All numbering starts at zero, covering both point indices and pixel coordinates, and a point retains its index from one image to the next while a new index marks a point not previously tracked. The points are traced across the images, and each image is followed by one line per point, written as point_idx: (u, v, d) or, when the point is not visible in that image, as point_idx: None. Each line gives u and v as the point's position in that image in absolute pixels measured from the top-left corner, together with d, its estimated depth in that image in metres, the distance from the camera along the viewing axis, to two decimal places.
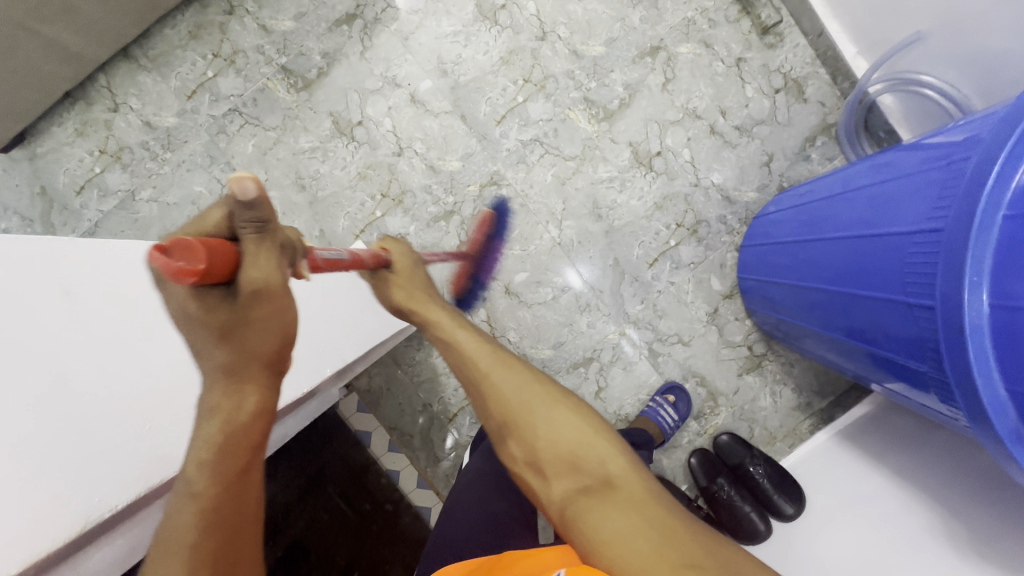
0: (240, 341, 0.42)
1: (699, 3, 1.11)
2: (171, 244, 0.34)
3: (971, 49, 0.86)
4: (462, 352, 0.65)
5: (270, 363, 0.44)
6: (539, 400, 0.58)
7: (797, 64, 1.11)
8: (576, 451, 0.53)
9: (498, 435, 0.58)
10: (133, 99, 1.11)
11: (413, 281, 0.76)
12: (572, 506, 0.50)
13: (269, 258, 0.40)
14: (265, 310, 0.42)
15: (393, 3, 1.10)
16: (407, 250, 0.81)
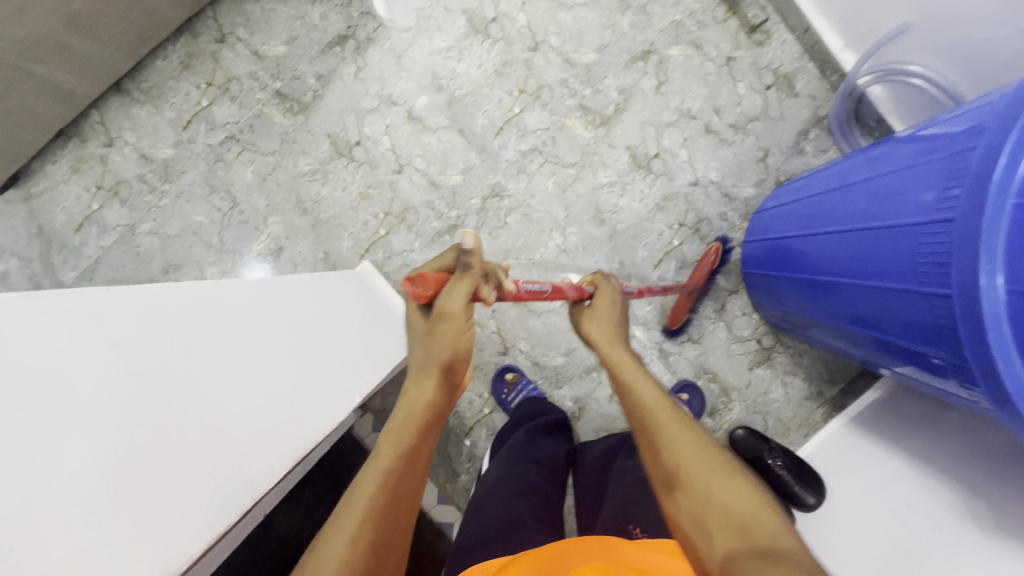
0: (432, 346, 0.54)
1: (687, 5, 1.12)
2: (416, 277, 0.50)
3: (955, 39, 0.88)
4: (637, 398, 0.59)
5: (444, 373, 0.55)
6: (716, 463, 0.50)
7: (786, 60, 1.13)
8: (749, 517, 0.45)
9: (662, 485, 0.52)
10: (128, 133, 1.10)
11: (607, 318, 0.73)
12: (735, 565, 0.42)
13: (461, 290, 0.52)
14: (452, 326, 0.53)
15: (385, 21, 1.10)
16: (615, 292, 0.77)
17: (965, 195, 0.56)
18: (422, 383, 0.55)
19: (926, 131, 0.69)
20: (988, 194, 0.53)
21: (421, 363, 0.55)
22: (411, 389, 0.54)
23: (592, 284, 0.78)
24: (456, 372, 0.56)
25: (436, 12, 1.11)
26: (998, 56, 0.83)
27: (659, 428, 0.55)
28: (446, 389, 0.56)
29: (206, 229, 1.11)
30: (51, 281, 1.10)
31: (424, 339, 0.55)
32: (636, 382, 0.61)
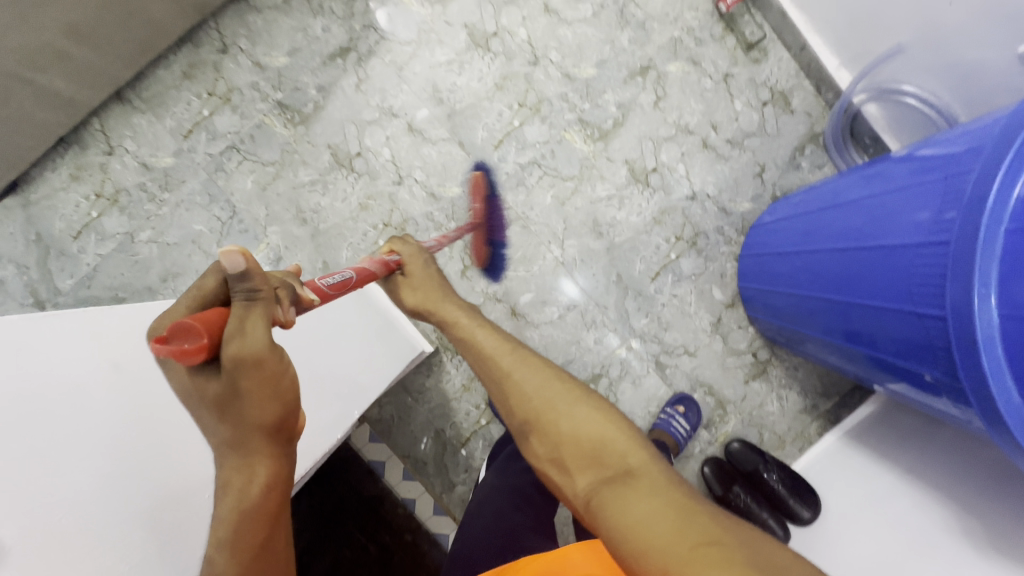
0: (237, 411, 0.42)
1: (685, 22, 1.14)
2: (169, 332, 0.38)
3: (949, 61, 0.89)
4: (484, 352, 0.69)
5: (273, 431, 0.44)
6: (560, 396, 0.60)
7: (782, 77, 1.14)
8: (597, 442, 0.54)
9: (521, 432, 0.61)
10: (128, 141, 1.10)
11: (424, 281, 0.83)
12: (600, 498, 0.50)
13: (257, 319, 0.41)
14: (256, 377, 0.41)
15: (387, 34, 1.11)
16: (415, 246, 0.87)
17: (959, 213, 0.56)
18: (229, 479, 0.43)
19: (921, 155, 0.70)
20: (981, 211, 0.53)
21: (233, 436, 0.43)
22: (234, 472, 0.43)
23: (399, 254, 0.85)
24: (290, 427, 0.45)
25: (438, 25, 1.11)
26: (990, 78, 0.85)
27: (505, 377, 0.65)
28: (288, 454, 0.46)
29: (206, 238, 1.12)
30: (50, 288, 1.11)
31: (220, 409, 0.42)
32: (480, 339, 0.71)
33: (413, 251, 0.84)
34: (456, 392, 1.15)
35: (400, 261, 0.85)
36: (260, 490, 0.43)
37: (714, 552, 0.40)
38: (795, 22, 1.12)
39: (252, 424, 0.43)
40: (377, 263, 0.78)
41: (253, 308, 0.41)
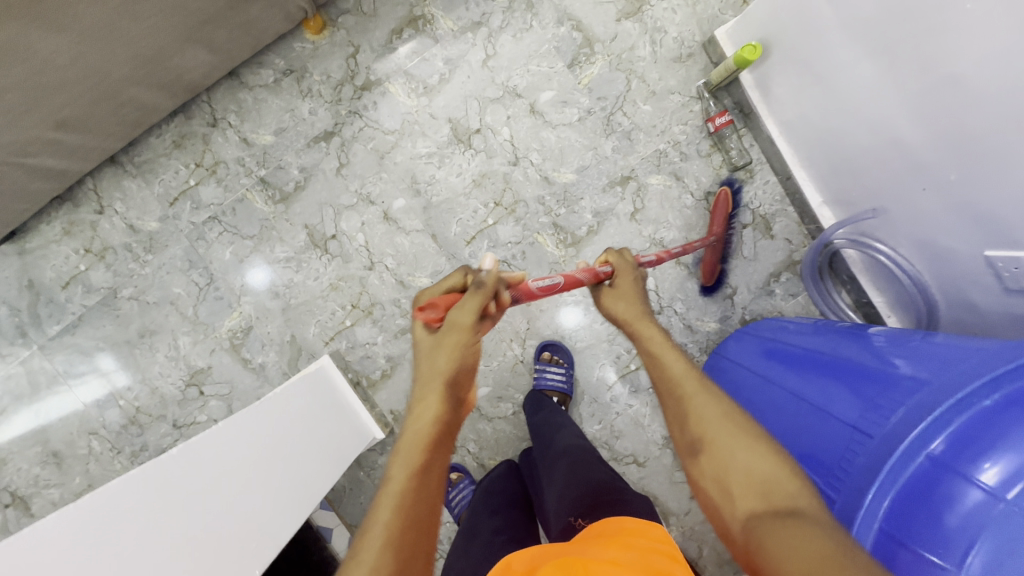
0: (432, 358, 0.56)
1: (672, 136, 1.12)
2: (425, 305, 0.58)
3: (921, 236, 0.86)
4: (665, 369, 0.59)
5: (449, 386, 0.56)
6: (744, 429, 0.51)
7: (766, 201, 1.12)
8: (768, 476, 0.47)
9: (688, 452, 0.53)
10: (118, 203, 1.15)
11: (628, 294, 0.71)
12: (759, 525, 0.44)
13: (472, 303, 0.58)
14: (458, 339, 0.56)
15: (371, 121, 1.12)
16: (628, 263, 0.75)
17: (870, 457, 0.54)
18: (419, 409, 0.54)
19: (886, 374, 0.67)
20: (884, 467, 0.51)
21: (425, 379, 0.56)
22: (413, 414, 0.53)
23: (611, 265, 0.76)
24: (459, 387, 0.57)
25: (422, 117, 1.12)
26: (960, 266, 0.82)
27: (685, 399, 0.55)
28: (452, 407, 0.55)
29: (183, 301, 1.17)
30: (39, 333, 1.18)
31: (432, 352, 0.57)
32: (663, 358, 0.60)
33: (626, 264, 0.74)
34: None
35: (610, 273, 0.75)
36: (427, 428, 0.52)
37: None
38: (784, 151, 1.08)
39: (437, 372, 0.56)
40: (586, 274, 0.73)
41: (475, 293, 0.58)
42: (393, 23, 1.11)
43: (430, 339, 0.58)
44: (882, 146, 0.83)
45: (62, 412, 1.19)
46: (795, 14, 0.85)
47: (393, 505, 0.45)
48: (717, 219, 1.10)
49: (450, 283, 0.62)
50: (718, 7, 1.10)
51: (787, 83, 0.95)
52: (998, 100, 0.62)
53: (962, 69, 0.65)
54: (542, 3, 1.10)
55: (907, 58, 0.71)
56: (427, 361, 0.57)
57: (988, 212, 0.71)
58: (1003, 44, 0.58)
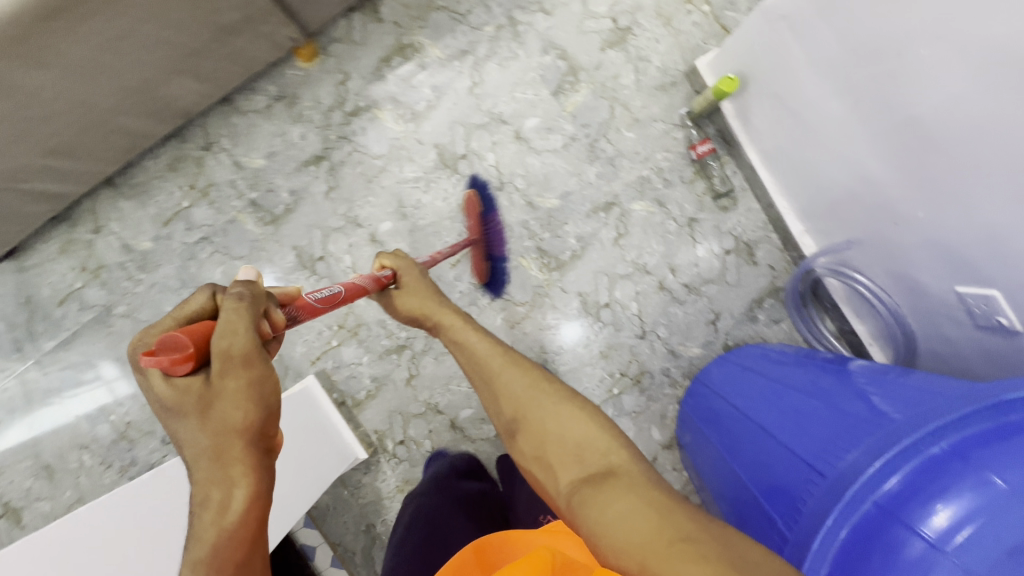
0: (219, 415, 0.48)
1: (655, 163, 1.13)
2: (157, 346, 0.46)
3: (896, 269, 0.87)
4: (474, 353, 0.69)
5: (254, 438, 0.50)
6: (545, 396, 0.61)
7: (748, 228, 1.13)
8: (580, 443, 0.55)
9: (509, 430, 0.62)
10: (114, 223, 1.18)
11: (420, 289, 0.81)
12: (579, 498, 0.50)
13: (244, 321, 0.51)
14: (238, 380, 0.49)
15: (359, 146, 1.14)
16: (408, 262, 0.85)
17: (822, 498, 0.54)
18: (207, 494, 0.47)
19: (851, 412, 0.68)
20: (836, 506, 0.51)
21: (211, 447, 0.48)
22: (217, 493, 0.47)
23: (393, 268, 0.84)
24: (267, 434, 0.51)
25: (409, 142, 1.14)
26: (933, 300, 0.83)
27: (495, 379, 0.65)
28: (262, 464, 0.50)
29: None
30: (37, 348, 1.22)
31: (212, 411, 0.49)
32: (468, 341, 0.71)
33: (405, 264, 0.83)
34: (389, 492, 1.19)
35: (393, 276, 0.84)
36: (241, 512, 0.47)
37: (691, 546, 0.40)
38: (765, 179, 1.09)
39: (232, 430, 0.49)
40: (371, 281, 0.80)
41: (236, 310, 0.51)
42: (382, 51, 1.13)
43: (201, 392, 0.49)
44: (853, 181, 0.84)
45: (47, 427, 1.21)
46: (768, 51, 0.86)
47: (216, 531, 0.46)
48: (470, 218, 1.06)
49: (195, 312, 0.54)
50: (700, 37, 1.11)
51: (765, 114, 0.96)
52: (960, 143, 0.63)
53: (923, 112, 0.65)
54: (528, 32, 1.12)
55: (871, 99, 0.72)
56: (199, 438, 0.48)
57: (957, 249, 0.72)
58: (960, 87, 0.59)
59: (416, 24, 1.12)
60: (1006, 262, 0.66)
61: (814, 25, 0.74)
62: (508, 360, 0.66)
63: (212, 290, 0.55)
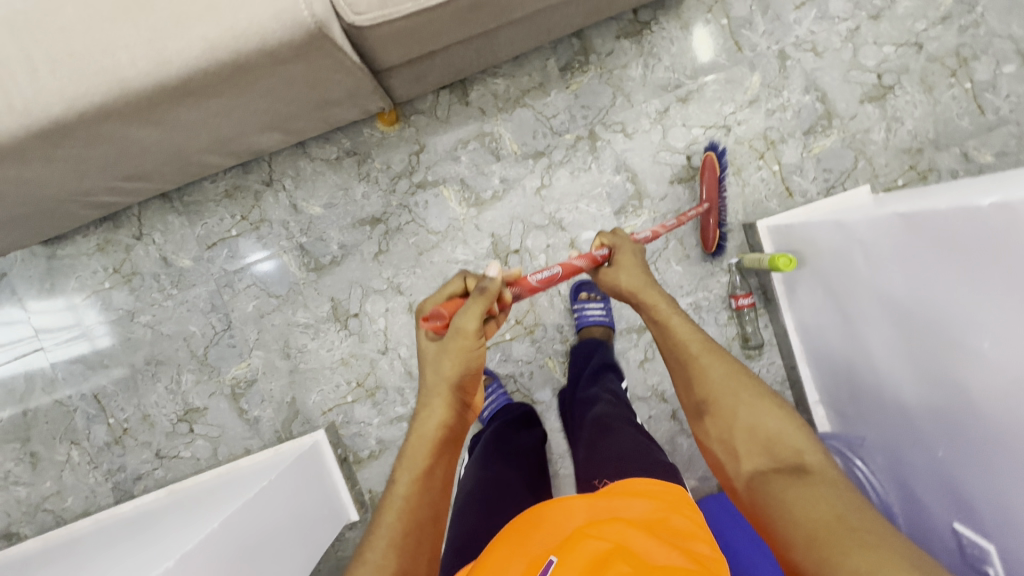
0: (439, 365, 0.66)
1: (695, 299, 1.17)
2: (432, 314, 0.68)
3: (904, 475, 0.90)
4: (674, 335, 0.69)
5: (457, 391, 0.66)
6: (745, 390, 0.61)
7: (767, 379, 1.18)
8: (774, 437, 0.56)
9: (697, 412, 0.64)
10: (158, 234, 1.17)
11: (632, 267, 0.79)
12: (764, 483, 0.54)
13: (475, 311, 0.66)
14: (466, 345, 0.65)
15: (418, 219, 1.16)
16: (626, 240, 0.83)
17: None
18: (423, 416, 0.65)
19: None
20: None
21: (434, 386, 0.66)
22: (423, 416, 0.65)
23: (610, 245, 0.82)
24: (465, 390, 0.67)
25: (467, 226, 1.16)
26: (930, 517, 0.85)
27: (693, 361, 0.66)
28: (456, 410, 0.66)
29: (196, 340, 1.19)
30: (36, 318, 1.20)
31: (437, 358, 0.66)
32: (673, 326, 0.70)
33: (624, 242, 0.81)
34: None
35: (606, 256, 0.82)
36: (435, 432, 0.63)
37: (855, 529, 0.44)
38: (794, 344, 1.14)
39: (446, 382, 0.66)
40: (585, 261, 0.80)
41: (476, 299, 0.66)
42: (462, 133, 1.15)
43: (434, 351, 0.68)
44: (887, 391, 0.88)
45: (17, 369, 1.20)
46: (835, 254, 0.89)
47: (413, 479, 0.59)
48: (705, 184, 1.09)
49: (456, 289, 0.72)
50: (764, 193, 1.15)
51: (813, 294, 1.00)
52: (997, 426, 0.66)
53: (967, 379, 0.69)
54: (605, 149, 1.15)
55: (925, 342, 0.75)
56: (427, 377, 0.67)
57: (970, 495, 0.76)
58: (998, 381, 0.63)
59: (500, 115, 1.14)
60: (1007, 532, 0.69)
61: (886, 260, 0.77)
62: (708, 348, 0.66)
63: (465, 276, 0.73)
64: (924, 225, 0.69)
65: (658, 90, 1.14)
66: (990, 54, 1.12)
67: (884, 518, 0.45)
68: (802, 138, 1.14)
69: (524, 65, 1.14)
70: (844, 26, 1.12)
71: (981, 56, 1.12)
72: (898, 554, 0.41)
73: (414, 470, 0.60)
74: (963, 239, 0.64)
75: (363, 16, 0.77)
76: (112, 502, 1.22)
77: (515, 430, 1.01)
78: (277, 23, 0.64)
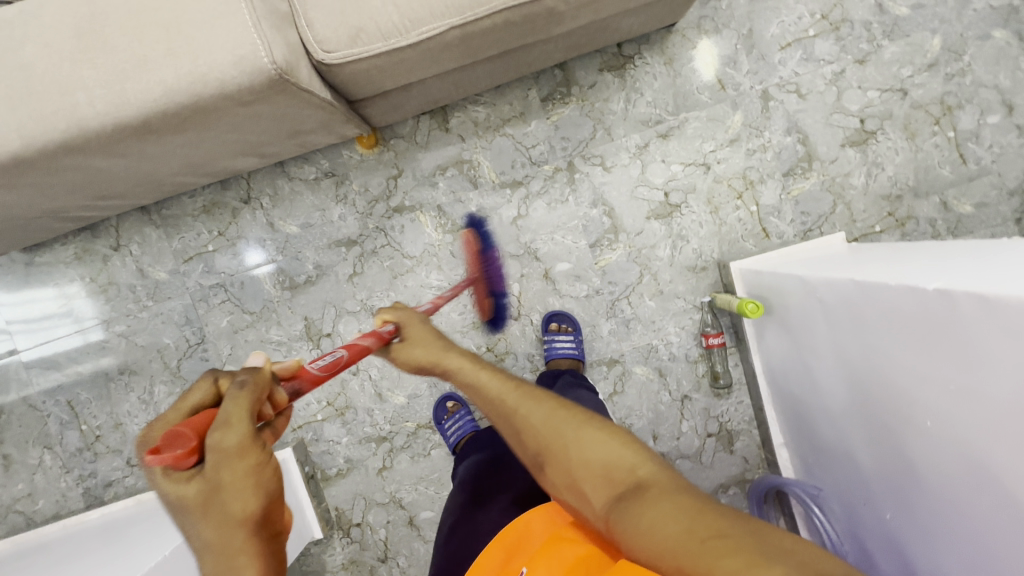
0: (219, 503, 0.45)
1: (666, 335, 1.17)
2: (161, 444, 0.43)
3: (858, 528, 0.90)
4: (488, 393, 0.63)
5: (258, 526, 0.46)
6: (566, 422, 0.57)
7: (735, 417, 1.18)
8: (606, 463, 0.52)
9: (535, 466, 0.57)
10: (135, 246, 1.18)
11: (426, 335, 0.70)
12: (615, 513, 0.48)
13: (242, 410, 0.46)
14: (244, 466, 0.45)
15: (393, 242, 1.16)
16: (409, 312, 0.73)
17: None
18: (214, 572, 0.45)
19: None
20: None
21: (221, 538, 0.44)
22: None
23: (395, 322, 0.72)
24: (272, 517, 0.47)
25: (443, 252, 1.16)
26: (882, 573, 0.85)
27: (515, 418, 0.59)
28: (270, 553, 0.46)
29: (170, 352, 1.20)
30: (14, 309, 1.21)
31: (211, 504, 0.45)
32: (485, 382, 0.64)
33: (408, 315, 0.72)
34: (332, 567, 1.21)
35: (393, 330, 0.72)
36: None
37: (709, 537, 0.40)
38: (761, 385, 1.14)
39: (234, 521, 0.45)
40: (365, 338, 0.68)
41: (234, 397, 0.46)
42: (441, 159, 1.15)
43: (200, 490, 0.44)
44: (843, 445, 0.88)
45: (1, 358, 1.21)
46: (799, 307, 0.90)
47: None
48: (467, 262, 1.12)
49: (194, 403, 0.49)
50: (741, 233, 1.15)
51: (780, 341, 1.00)
52: (940, 497, 0.66)
53: (910, 445, 0.69)
54: (583, 182, 1.14)
55: (876, 404, 0.75)
56: (201, 533, 0.45)
57: (914, 557, 0.76)
58: (940, 451, 0.63)
59: (480, 143, 1.14)
60: None
61: (843, 323, 0.77)
62: (524, 395, 0.61)
63: (214, 377, 0.50)
64: (873, 292, 0.69)
65: (639, 125, 1.13)
66: (975, 104, 1.11)
67: (737, 517, 0.42)
68: (782, 179, 1.14)
69: (506, 94, 1.13)
70: (829, 69, 1.12)
71: (966, 105, 1.11)
72: (753, 549, 0.38)
73: None
74: (905, 311, 0.64)
75: (332, 54, 0.77)
76: (82, 507, 1.23)
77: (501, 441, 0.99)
78: (237, 70, 0.64)
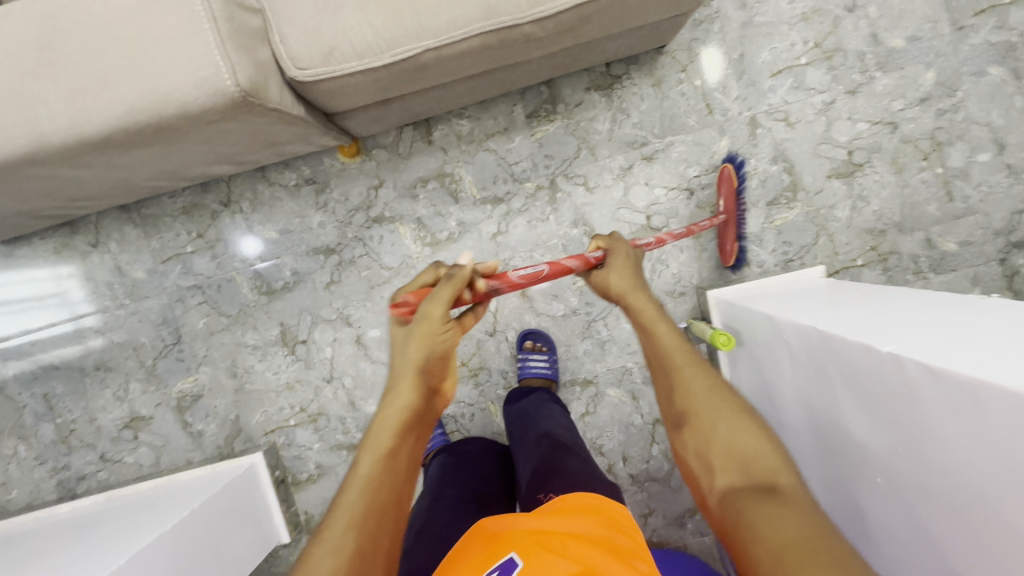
0: (405, 352, 0.59)
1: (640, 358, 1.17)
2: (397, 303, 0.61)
3: None
4: (659, 343, 0.61)
5: (423, 377, 0.58)
6: (726, 400, 0.54)
7: None
8: (751, 453, 0.49)
9: (675, 425, 0.56)
10: (114, 243, 1.18)
11: (624, 270, 0.70)
12: (735, 497, 0.47)
13: (441, 299, 0.59)
14: (431, 335, 0.58)
15: (372, 253, 1.16)
16: (624, 246, 0.73)
17: None
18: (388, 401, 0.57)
19: None
20: None
21: (399, 375, 0.58)
22: (388, 399, 0.57)
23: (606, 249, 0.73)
24: (433, 377, 0.59)
25: (421, 265, 1.15)
26: None
27: (676, 374, 0.58)
28: (424, 396, 0.58)
29: (146, 350, 1.20)
30: None
31: (403, 347, 0.59)
32: (659, 335, 0.62)
33: (620, 247, 0.72)
34: None
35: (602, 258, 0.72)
36: (399, 415, 0.56)
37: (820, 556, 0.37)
38: None
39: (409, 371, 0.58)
40: (575, 261, 0.70)
41: (443, 286, 0.60)
42: (422, 171, 1.14)
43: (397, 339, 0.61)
44: None
45: None
46: (768, 347, 0.89)
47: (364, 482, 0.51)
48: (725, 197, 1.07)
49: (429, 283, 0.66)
50: (721, 260, 1.14)
51: (751, 375, 1.00)
52: (890, 556, 0.66)
53: (864, 501, 0.69)
54: (565, 201, 1.13)
55: (835, 457, 0.74)
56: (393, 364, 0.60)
57: None
58: (891, 512, 0.63)
59: (462, 157, 1.13)
60: None
61: (807, 367, 0.77)
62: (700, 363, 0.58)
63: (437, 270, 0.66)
64: (833, 346, 0.68)
65: (624, 147, 1.12)
66: (966, 141, 1.09)
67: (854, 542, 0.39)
68: (765, 208, 1.13)
69: (490, 109, 1.12)
70: (819, 98, 1.10)
71: (956, 141, 1.10)
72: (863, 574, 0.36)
73: (380, 451, 0.54)
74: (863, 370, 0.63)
75: (305, 71, 0.76)
76: (54, 499, 1.24)
77: (471, 451, 0.99)
78: (198, 91, 0.64)
